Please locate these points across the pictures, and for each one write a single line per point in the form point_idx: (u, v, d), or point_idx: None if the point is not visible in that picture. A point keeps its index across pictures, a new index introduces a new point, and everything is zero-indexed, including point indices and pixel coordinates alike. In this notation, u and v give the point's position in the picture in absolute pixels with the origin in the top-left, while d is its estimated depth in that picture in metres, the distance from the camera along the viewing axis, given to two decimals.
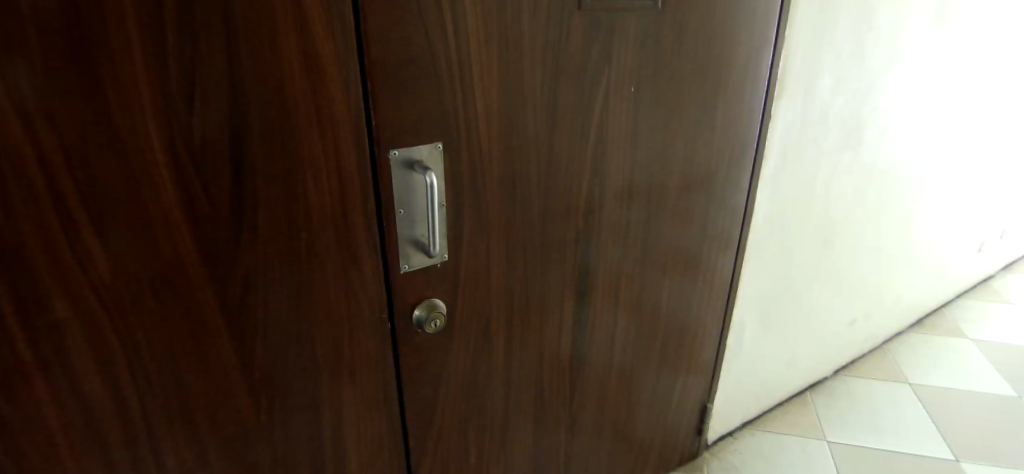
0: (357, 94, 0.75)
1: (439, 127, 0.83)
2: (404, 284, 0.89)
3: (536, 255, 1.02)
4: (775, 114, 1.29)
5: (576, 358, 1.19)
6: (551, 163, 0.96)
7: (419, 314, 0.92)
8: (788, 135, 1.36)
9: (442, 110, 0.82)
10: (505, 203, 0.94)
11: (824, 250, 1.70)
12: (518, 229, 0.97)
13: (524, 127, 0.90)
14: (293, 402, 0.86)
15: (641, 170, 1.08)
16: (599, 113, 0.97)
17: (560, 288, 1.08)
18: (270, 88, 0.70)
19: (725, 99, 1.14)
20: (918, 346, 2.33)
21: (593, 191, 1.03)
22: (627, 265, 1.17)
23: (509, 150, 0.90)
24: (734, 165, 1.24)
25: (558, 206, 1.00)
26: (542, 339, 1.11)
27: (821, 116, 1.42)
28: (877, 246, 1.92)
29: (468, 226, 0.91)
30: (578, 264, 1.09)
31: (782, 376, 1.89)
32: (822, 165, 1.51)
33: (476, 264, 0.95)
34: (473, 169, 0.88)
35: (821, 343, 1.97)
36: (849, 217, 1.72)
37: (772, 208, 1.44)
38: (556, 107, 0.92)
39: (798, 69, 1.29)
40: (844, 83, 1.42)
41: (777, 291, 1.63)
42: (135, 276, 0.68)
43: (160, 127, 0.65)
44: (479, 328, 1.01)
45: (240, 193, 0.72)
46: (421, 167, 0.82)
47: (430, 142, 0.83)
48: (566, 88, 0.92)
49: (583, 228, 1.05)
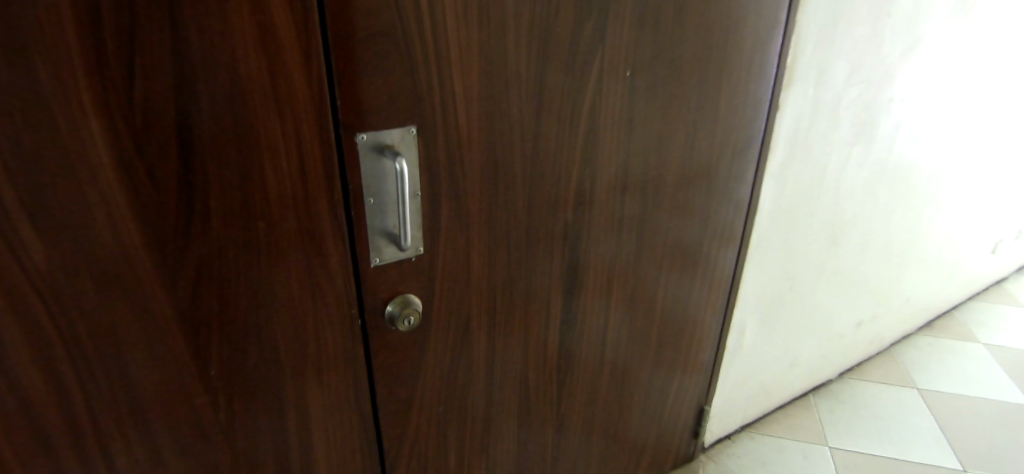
0: (319, 71, 0.68)
1: (412, 107, 0.76)
2: (374, 278, 0.82)
3: (520, 249, 0.95)
4: (784, 103, 1.21)
5: (563, 357, 1.13)
6: (538, 152, 0.89)
7: (391, 311, 0.85)
8: (799, 127, 1.28)
9: (416, 91, 0.75)
10: (486, 194, 0.87)
11: (833, 250, 1.62)
12: (500, 223, 0.90)
13: (508, 111, 0.83)
14: (255, 402, 0.80)
15: (636, 161, 1.01)
16: (591, 98, 0.90)
17: (547, 284, 1.02)
18: (221, 62, 0.63)
19: (729, 88, 1.07)
20: (927, 349, 2.25)
21: (584, 182, 0.96)
22: (621, 260, 1.10)
23: (491, 137, 0.83)
24: (739, 157, 1.17)
25: (544, 198, 0.93)
26: (528, 337, 1.05)
27: (834, 108, 1.33)
28: (888, 246, 1.84)
29: (445, 218, 0.85)
30: (567, 260, 1.02)
31: (786, 379, 1.82)
32: (835, 159, 1.42)
33: (454, 259, 0.89)
34: (450, 155, 0.81)
35: (828, 346, 1.89)
36: (861, 215, 1.63)
37: (778, 204, 1.36)
38: (543, 91, 0.85)
39: (811, 55, 1.21)
40: (859, 72, 1.34)
41: (781, 291, 1.56)
42: (74, 264, 0.62)
43: (96, 100, 0.59)
44: (458, 326, 0.95)
45: (189, 177, 0.65)
46: (393, 152, 0.76)
47: (402, 125, 0.76)
48: (556, 71, 0.85)
49: (573, 220, 0.99)
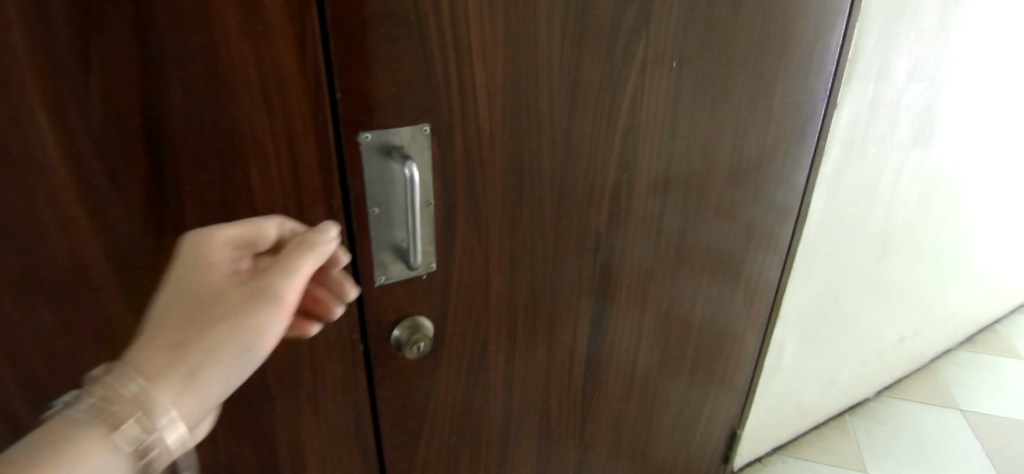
0: (315, 59, 0.57)
1: (426, 102, 0.64)
2: (379, 299, 0.71)
3: (546, 264, 0.84)
4: (841, 102, 1.08)
5: (590, 380, 1.01)
6: (569, 155, 0.77)
7: (397, 336, 0.74)
8: (855, 128, 1.15)
9: (430, 84, 0.64)
10: (509, 202, 0.75)
11: (881, 262, 1.49)
12: (524, 235, 0.79)
13: (537, 107, 0.71)
14: (241, 438, 0.70)
15: (678, 165, 0.89)
16: (631, 93, 0.78)
17: (574, 302, 0.91)
18: (196, 47, 0.52)
19: (784, 83, 0.94)
20: (970, 366, 2.10)
21: (619, 189, 0.85)
22: (656, 274, 0.99)
23: (516, 138, 0.72)
24: (790, 162, 1.05)
25: (575, 207, 0.82)
26: (551, 360, 0.94)
27: (893, 107, 1.20)
28: (937, 257, 1.70)
29: (461, 230, 0.73)
30: (597, 275, 0.91)
31: (822, 398, 1.69)
32: (889, 164, 1.29)
33: (471, 276, 0.77)
34: (468, 158, 0.69)
35: (868, 363, 1.76)
36: (912, 225, 1.49)
37: (827, 214, 1.23)
38: (578, 85, 0.73)
39: (874, 48, 1.07)
40: (921, 68, 1.20)
41: (824, 306, 1.43)
42: (23, 283, 0.52)
43: (45, 91, 0.48)
44: (474, 350, 0.83)
45: (160, 182, 0.55)
46: (402, 155, 0.64)
47: (413, 123, 0.65)
48: (592, 61, 0.73)
49: (605, 231, 0.87)
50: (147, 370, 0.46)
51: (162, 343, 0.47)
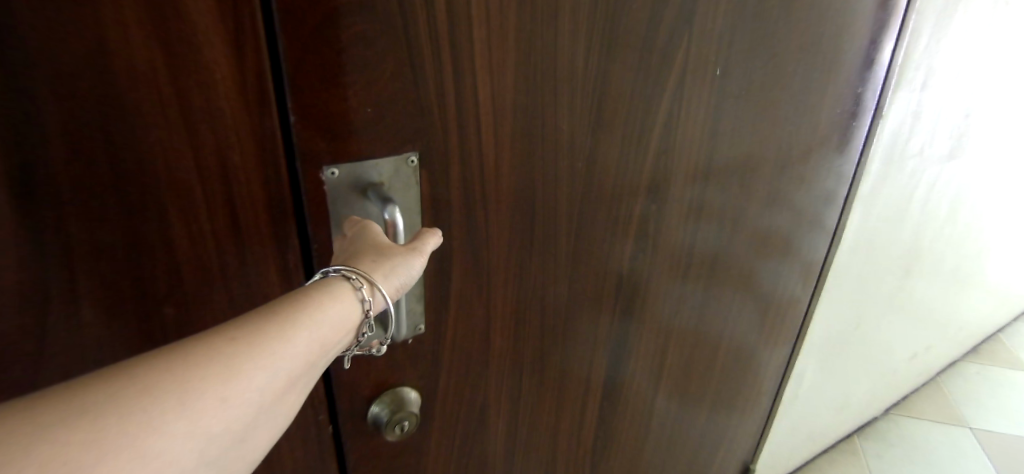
0: (258, 68, 0.41)
1: (414, 125, 0.49)
2: (353, 372, 0.56)
3: (557, 312, 0.69)
4: (887, 112, 0.94)
5: (602, 433, 0.87)
6: (591, 185, 0.62)
7: (377, 414, 0.59)
8: (895, 141, 1.02)
9: (420, 101, 0.48)
10: (517, 245, 0.60)
11: (904, 281, 1.37)
12: (533, 282, 0.64)
13: (556, 129, 0.56)
14: None
15: (713, 191, 0.75)
16: (667, 108, 0.63)
17: (589, 352, 0.76)
18: (78, 49, 0.35)
19: (833, 92, 0.80)
20: (977, 379, 2.02)
21: (645, 222, 0.70)
22: (681, 313, 0.85)
23: (528, 167, 0.56)
24: (830, 181, 0.92)
25: (594, 246, 0.67)
26: (561, 417, 0.79)
27: (934, 116, 1.07)
28: (955, 271, 1.60)
29: (458, 283, 0.58)
30: (615, 318, 0.76)
31: (834, 422, 1.58)
32: (924, 176, 1.17)
33: (468, 335, 0.62)
34: (467, 195, 0.54)
35: (881, 382, 1.66)
36: (938, 240, 1.38)
37: (859, 234, 1.11)
38: (605, 100, 0.58)
39: (924, 50, 0.94)
40: (965, 73, 1.08)
41: (845, 330, 1.31)
42: None
43: None
44: (471, 417, 0.69)
45: (35, 244, 0.38)
46: (381, 196, 0.48)
47: (396, 152, 0.49)
48: (624, 71, 0.58)
49: (627, 270, 0.73)
50: (355, 265, 0.43)
51: (360, 251, 0.45)
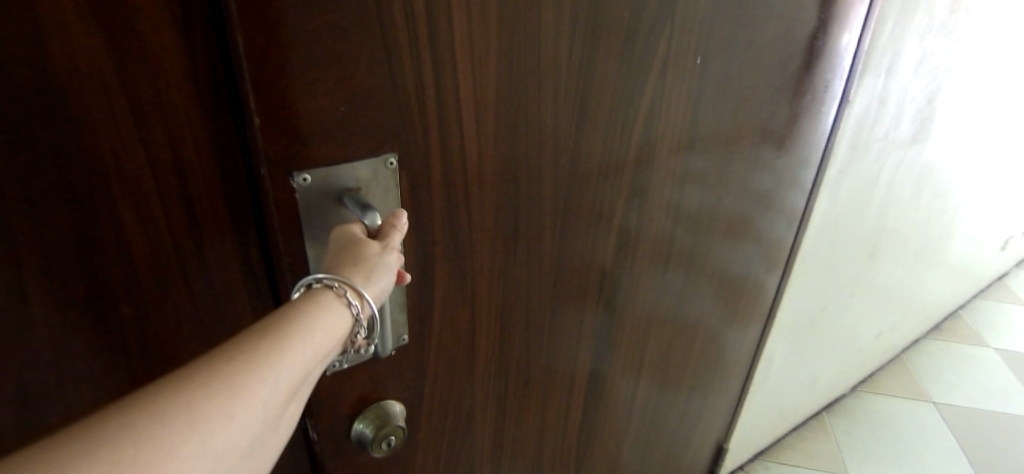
0: (212, 54, 0.37)
1: (390, 124, 0.45)
2: (332, 389, 0.52)
3: (542, 313, 0.67)
4: (853, 98, 0.96)
5: (586, 429, 0.86)
6: (574, 182, 0.60)
7: (361, 432, 0.55)
8: (860, 128, 1.04)
9: (398, 99, 0.44)
10: (502, 248, 0.58)
11: (871, 262, 1.41)
12: (519, 284, 0.62)
13: (540, 127, 0.54)
14: None
15: (691, 183, 0.74)
16: (649, 101, 0.61)
17: (573, 351, 0.75)
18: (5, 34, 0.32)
19: (806, 79, 0.80)
20: (942, 357, 2.09)
21: (628, 217, 0.69)
22: (660, 308, 0.85)
23: (513, 167, 0.54)
24: (799, 166, 0.92)
25: (578, 244, 0.65)
26: (546, 417, 0.78)
27: (898, 101, 1.09)
28: (919, 253, 1.65)
29: (442, 290, 0.55)
30: (599, 315, 0.75)
31: (804, 402, 1.62)
32: (889, 160, 1.19)
33: (453, 343, 0.60)
34: (450, 198, 0.51)
35: (849, 360, 1.71)
36: (902, 223, 1.42)
37: (827, 217, 1.12)
38: (589, 95, 0.56)
39: (889, 36, 0.95)
40: (929, 60, 1.10)
41: (814, 312, 1.34)
42: None
43: None
44: (457, 425, 0.66)
45: None
46: (359, 203, 0.45)
47: (375, 154, 0.45)
48: (608, 64, 0.56)
49: (611, 265, 0.71)
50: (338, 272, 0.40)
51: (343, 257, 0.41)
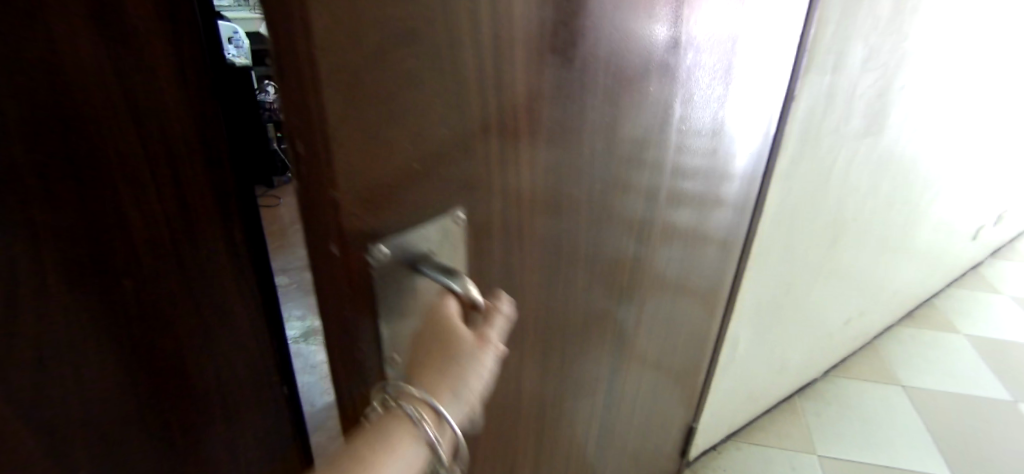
0: None
1: (452, 171, 0.43)
2: None
3: (574, 339, 0.67)
4: (801, 92, 1.02)
5: (599, 440, 0.87)
6: (606, 209, 0.61)
7: None
8: (807, 124, 1.10)
9: (463, 148, 0.43)
10: (546, 283, 0.58)
11: (832, 250, 1.50)
12: (558, 316, 0.62)
13: (580, 161, 0.54)
14: None
15: (685, 194, 0.76)
16: (661, 122, 0.63)
17: (595, 371, 0.75)
18: None
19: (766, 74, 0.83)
20: (910, 342, 2.20)
21: (643, 235, 0.70)
22: (655, 318, 0.86)
23: (557, 203, 0.54)
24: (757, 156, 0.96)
25: (606, 267, 0.66)
26: (572, 437, 0.78)
27: (847, 98, 1.17)
28: (881, 241, 1.75)
29: None
30: (616, 332, 0.76)
31: (772, 384, 1.71)
32: (842, 153, 1.28)
33: (504, 383, 0.59)
34: (506, 242, 0.51)
35: (819, 344, 1.81)
36: (860, 213, 1.52)
37: (783, 205, 1.19)
38: (619, 125, 0.57)
39: (831, 35, 1.02)
40: (876, 60, 1.19)
41: (778, 299, 1.42)
42: None
43: None
44: (503, 465, 0.65)
45: None
46: (439, 268, 0.44)
47: (445, 212, 0.45)
48: (634, 92, 0.57)
49: (627, 283, 0.73)
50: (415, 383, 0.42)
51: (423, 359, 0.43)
